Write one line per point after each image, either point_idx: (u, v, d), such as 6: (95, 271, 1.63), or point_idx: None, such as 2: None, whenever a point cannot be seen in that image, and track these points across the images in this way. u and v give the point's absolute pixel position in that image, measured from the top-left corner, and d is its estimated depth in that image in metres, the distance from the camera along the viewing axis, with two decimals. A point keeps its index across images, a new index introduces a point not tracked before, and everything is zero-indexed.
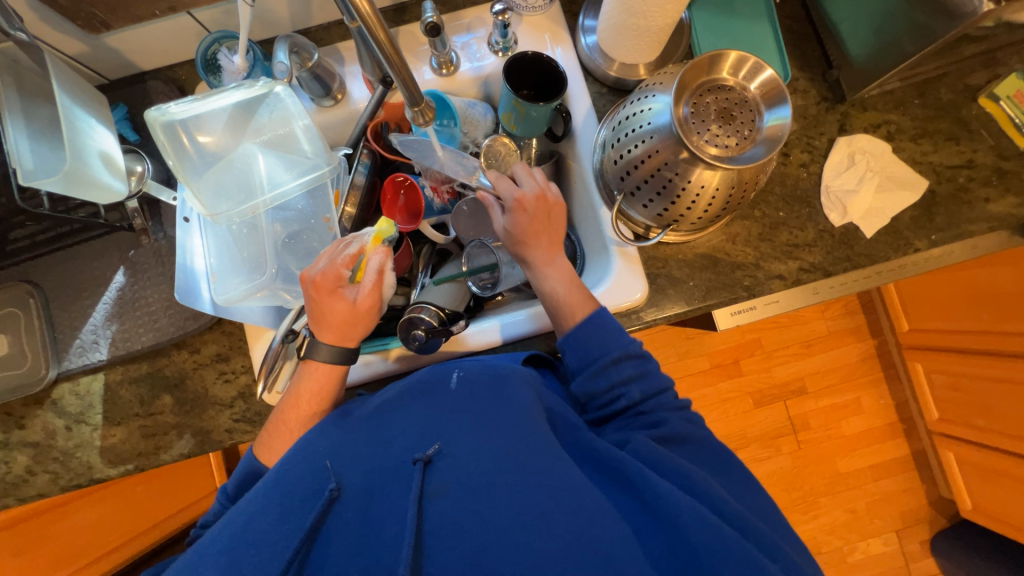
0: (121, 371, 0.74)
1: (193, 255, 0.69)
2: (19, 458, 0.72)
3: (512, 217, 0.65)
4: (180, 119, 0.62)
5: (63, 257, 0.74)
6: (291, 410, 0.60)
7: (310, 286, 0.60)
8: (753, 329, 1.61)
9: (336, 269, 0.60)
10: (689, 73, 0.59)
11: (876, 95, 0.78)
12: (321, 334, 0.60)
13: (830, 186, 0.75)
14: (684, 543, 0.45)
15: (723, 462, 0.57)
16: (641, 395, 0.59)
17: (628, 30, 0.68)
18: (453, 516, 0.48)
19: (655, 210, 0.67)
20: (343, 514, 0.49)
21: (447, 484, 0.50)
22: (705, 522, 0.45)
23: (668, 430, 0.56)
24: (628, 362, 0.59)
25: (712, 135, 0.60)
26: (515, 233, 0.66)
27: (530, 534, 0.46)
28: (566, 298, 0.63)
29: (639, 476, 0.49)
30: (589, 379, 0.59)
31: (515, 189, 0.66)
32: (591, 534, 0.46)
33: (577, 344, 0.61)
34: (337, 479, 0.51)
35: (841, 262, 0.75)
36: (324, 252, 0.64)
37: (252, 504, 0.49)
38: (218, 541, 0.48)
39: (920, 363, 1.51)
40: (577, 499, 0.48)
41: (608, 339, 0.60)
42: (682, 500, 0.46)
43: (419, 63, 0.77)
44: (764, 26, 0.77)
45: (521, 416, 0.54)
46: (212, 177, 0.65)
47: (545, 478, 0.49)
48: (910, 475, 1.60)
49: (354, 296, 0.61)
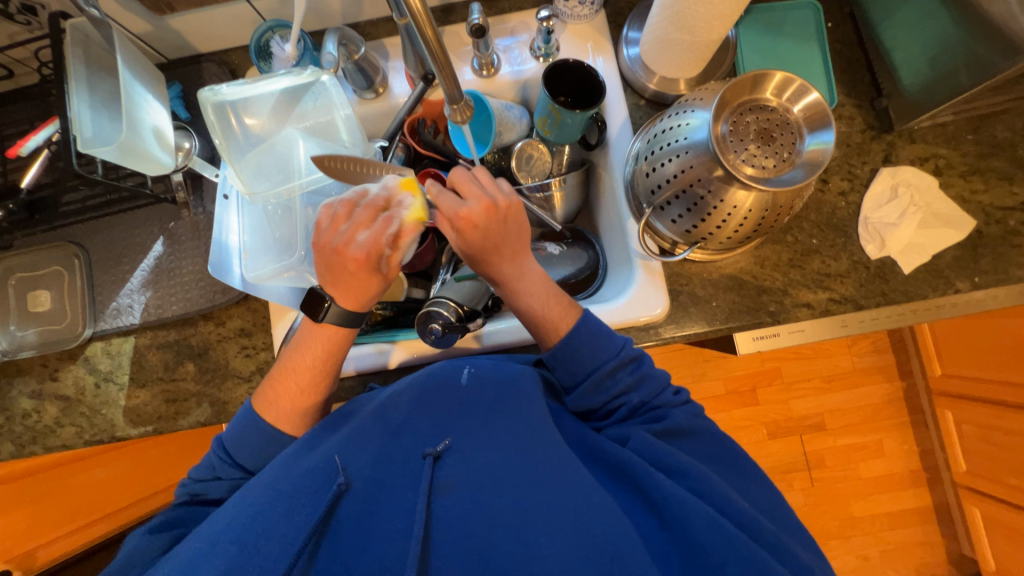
0: (150, 336, 0.77)
1: (228, 231, 0.71)
2: (49, 408, 0.76)
3: (461, 239, 0.57)
4: (230, 100, 0.65)
5: (109, 223, 0.78)
6: (294, 406, 0.61)
7: (347, 260, 0.55)
8: (774, 358, 1.56)
9: (378, 249, 0.55)
10: (730, 91, 0.58)
11: (926, 127, 0.75)
12: (341, 298, 0.59)
13: (869, 217, 0.73)
14: (691, 543, 0.44)
15: (738, 463, 0.55)
16: (642, 400, 0.58)
17: (671, 45, 0.67)
18: (461, 511, 0.48)
19: (684, 226, 0.66)
20: (354, 508, 0.49)
21: (456, 479, 0.50)
22: (711, 522, 0.44)
23: (671, 422, 0.55)
24: (622, 370, 0.58)
25: (749, 155, 0.59)
26: (471, 253, 0.59)
27: (537, 531, 0.46)
28: (545, 312, 0.60)
29: (645, 477, 0.49)
30: (583, 396, 0.58)
31: (457, 205, 0.56)
32: (597, 536, 0.45)
33: (565, 359, 0.58)
34: (346, 474, 0.51)
35: (874, 297, 0.72)
36: (359, 215, 0.56)
37: (263, 493, 0.50)
38: (227, 530, 0.48)
39: (950, 411, 1.44)
40: (582, 498, 0.48)
41: (598, 351, 0.58)
42: (687, 501, 0.46)
43: (461, 63, 0.79)
44: (812, 49, 0.75)
45: (527, 419, 0.55)
46: (254, 158, 0.68)
47: (550, 479, 0.49)
48: (929, 528, 1.53)
49: (387, 270, 0.58)
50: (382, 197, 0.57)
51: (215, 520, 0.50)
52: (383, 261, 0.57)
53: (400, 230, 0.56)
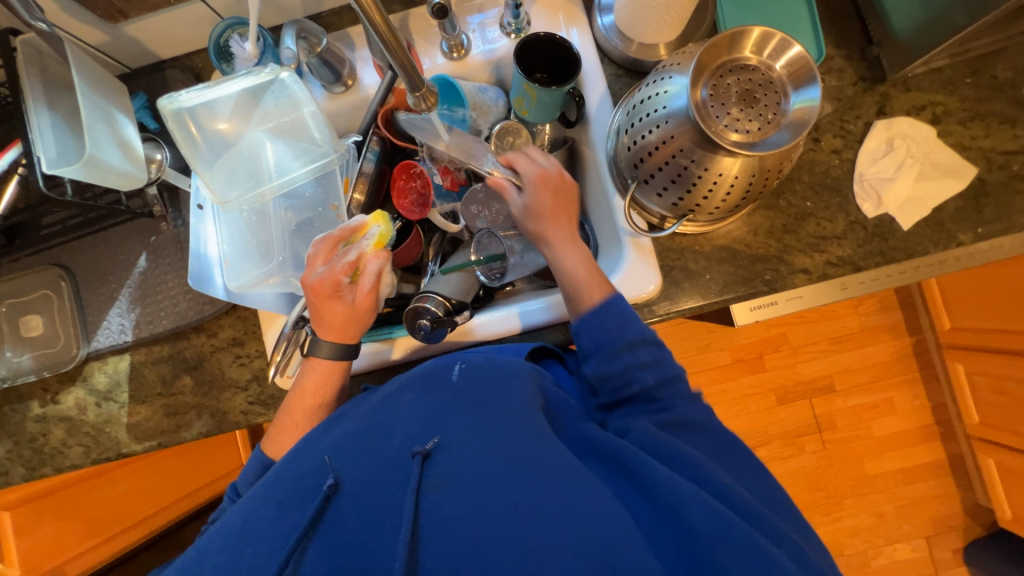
0: (145, 353, 0.77)
1: (205, 243, 0.70)
2: (54, 430, 0.78)
3: (534, 194, 0.64)
4: (188, 108, 0.62)
5: (91, 242, 0.78)
6: (296, 401, 0.62)
7: (310, 291, 0.61)
8: (779, 323, 1.54)
9: (335, 275, 0.61)
10: (708, 52, 0.55)
11: (920, 73, 0.71)
12: (321, 332, 0.62)
13: (864, 174, 0.70)
14: (682, 526, 0.44)
15: (744, 464, 0.54)
16: (656, 381, 0.57)
17: (646, 8, 0.64)
18: (449, 509, 0.47)
19: (670, 199, 0.64)
20: (342, 510, 0.49)
21: (444, 478, 0.49)
22: (705, 506, 0.44)
23: (677, 413, 0.54)
24: (645, 346, 0.58)
25: (732, 119, 0.56)
26: (534, 208, 0.64)
27: (527, 523, 0.45)
28: (585, 277, 0.61)
29: (640, 465, 0.48)
30: (603, 360, 0.58)
31: (536, 167, 0.66)
32: (588, 524, 0.44)
33: (590, 326, 0.59)
34: (335, 476, 0.51)
35: (873, 257, 0.70)
36: (320, 249, 0.63)
37: (252, 502, 0.51)
38: (218, 539, 0.49)
39: (961, 364, 1.42)
40: (574, 487, 0.47)
41: (624, 324, 0.58)
42: (682, 485, 0.45)
43: (429, 47, 0.76)
44: (797, 0, 0.71)
45: (516, 406, 0.53)
46: (222, 165, 0.66)
47: (540, 467, 0.48)
48: (944, 481, 1.52)
49: (352, 297, 0.62)
50: (348, 231, 0.65)
51: (212, 529, 0.51)
52: (345, 288, 0.61)
53: (360, 257, 0.63)
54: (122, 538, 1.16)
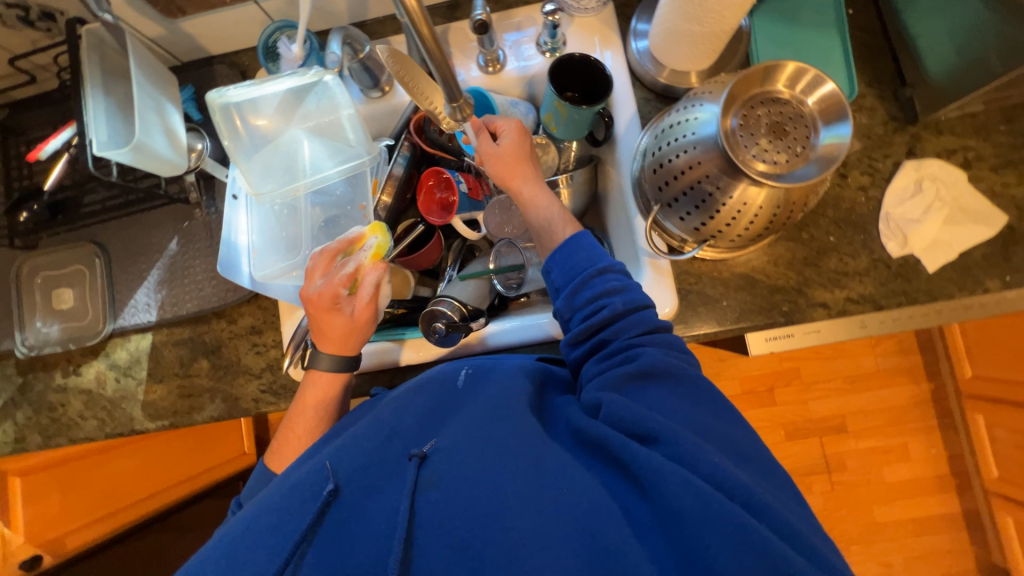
0: (166, 334, 0.79)
1: (236, 231, 0.71)
2: (73, 401, 0.80)
3: (515, 137, 0.66)
4: (236, 102, 0.65)
5: (127, 223, 0.81)
6: (298, 412, 0.62)
7: (309, 303, 0.62)
8: (793, 357, 1.52)
9: (333, 287, 0.62)
10: (739, 84, 0.56)
11: (953, 118, 0.71)
12: (320, 345, 0.63)
13: (891, 213, 0.69)
14: (670, 513, 0.42)
15: (728, 414, 0.51)
16: (624, 306, 0.55)
17: (679, 36, 0.66)
18: (444, 507, 0.47)
19: (692, 224, 0.65)
20: (344, 512, 0.49)
21: (439, 475, 0.49)
22: (689, 486, 0.41)
23: (645, 362, 0.51)
24: (613, 275, 0.57)
25: (760, 150, 0.56)
26: (517, 150, 0.66)
27: (515, 515, 0.45)
28: (564, 215, 0.64)
29: (621, 448, 0.46)
30: (574, 293, 0.57)
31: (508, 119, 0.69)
32: (579, 516, 0.44)
33: (563, 261, 0.59)
34: (335, 479, 0.50)
35: (895, 296, 0.69)
36: (318, 263, 0.64)
37: (253, 509, 0.50)
38: (216, 549, 0.48)
39: (981, 415, 1.38)
40: (563, 482, 0.46)
41: (595, 253, 0.59)
42: (664, 466, 0.43)
43: (466, 60, 0.78)
44: (832, 38, 0.72)
45: (506, 407, 0.54)
46: (260, 159, 0.68)
47: (533, 466, 0.48)
48: (957, 535, 1.47)
49: (351, 309, 0.63)
50: (347, 244, 0.67)
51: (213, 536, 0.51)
52: (342, 300, 0.63)
53: (358, 269, 0.65)
54: (123, 515, 1.17)
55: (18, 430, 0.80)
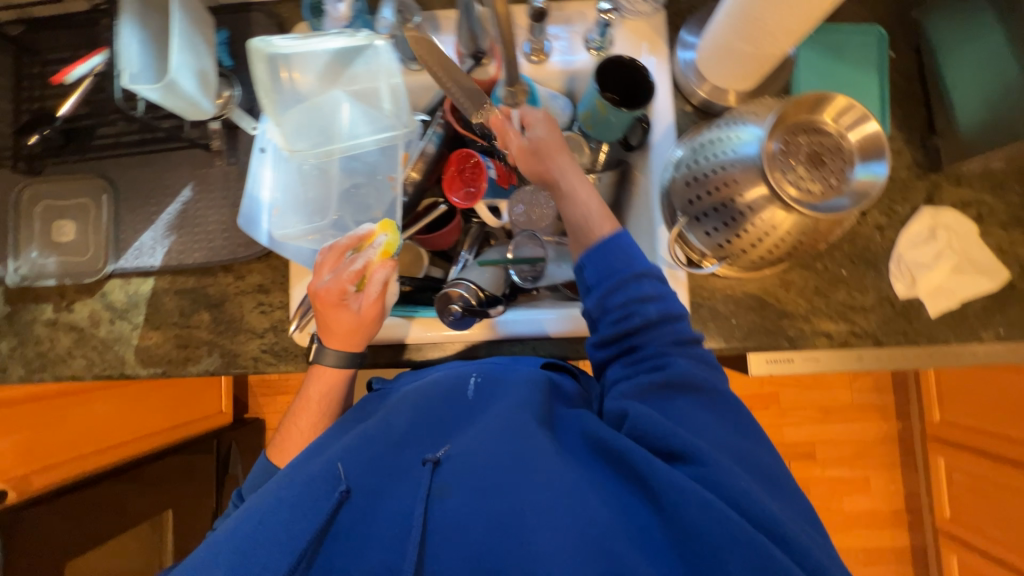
0: (169, 281, 0.77)
1: (260, 185, 0.69)
2: (62, 338, 0.77)
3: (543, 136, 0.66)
4: (283, 53, 0.63)
5: (140, 162, 0.78)
6: (301, 405, 0.64)
7: (316, 298, 0.61)
8: (773, 382, 1.56)
9: (340, 283, 0.61)
10: (788, 108, 0.57)
11: (974, 171, 0.74)
12: (327, 339, 0.63)
13: (903, 255, 0.72)
14: (687, 530, 0.43)
15: (754, 436, 0.53)
16: (657, 314, 0.56)
17: (730, 54, 0.66)
18: (457, 514, 0.48)
19: (717, 240, 0.65)
20: (356, 511, 0.50)
21: (452, 483, 0.50)
22: (710, 510, 0.43)
23: (675, 371, 0.53)
24: (648, 280, 0.57)
25: (796, 177, 0.57)
26: (544, 148, 0.65)
27: (532, 528, 0.46)
28: (596, 213, 0.62)
29: (642, 463, 0.48)
30: (606, 294, 0.57)
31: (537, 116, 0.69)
32: (594, 530, 0.45)
33: (597, 259, 0.59)
34: (347, 481, 0.51)
35: (896, 335, 0.72)
36: (326, 257, 0.63)
37: (263, 506, 0.50)
38: (230, 540, 0.49)
39: (943, 458, 1.44)
40: (578, 495, 0.47)
41: (631, 258, 0.58)
42: (685, 487, 0.44)
43: (512, 46, 0.77)
44: (870, 77, 0.74)
45: (517, 419, 0.54)
46: (297, 115, 0.67)
47: (545, 477, 0.49)
48: (903, 568, 1.54)
49: (358, 306, 0.62)
50: (355, 238, 0.65)
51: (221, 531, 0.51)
52: (350, 297, 0.62)
53: (365, 265, 0.62)
54: (90, 459, 1.14)
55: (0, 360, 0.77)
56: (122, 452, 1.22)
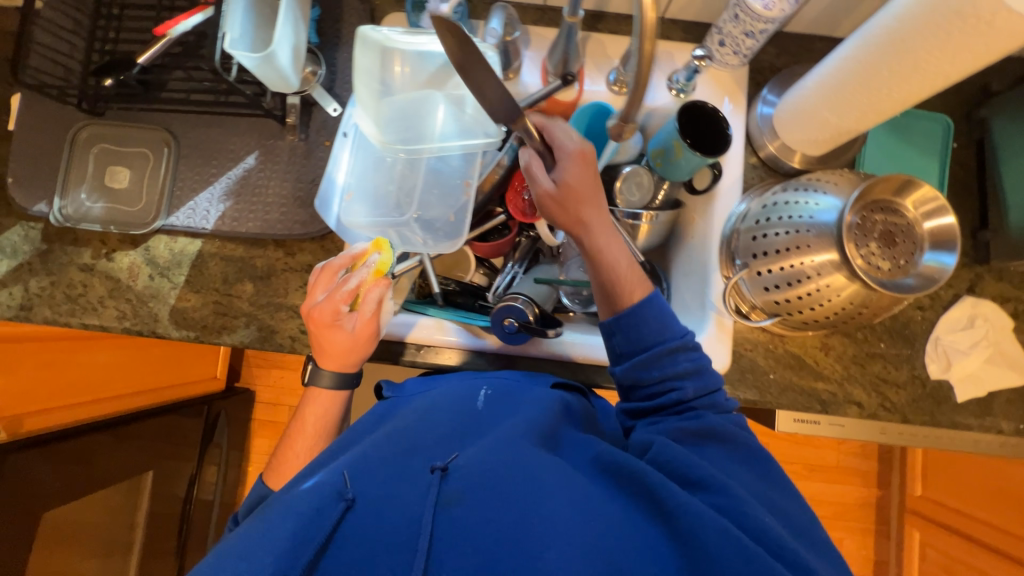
0: (217, 246, 0.76)
1: (339, 168, 0.70)
2: (96, 286, 0.75)
3: (572, 174, 0.59)
4: (400, 48, 0.65)
5: (207, 121, 0.77)
6: (297, 428, 0.63)
7: (309, 320, 0.61)
8: (767, 434, 1.59)
9: (333, 303, 0.60)
10: (873, 184, 0.59)
11: (1016, 269, 0.77)
12: (321, 360, 0.62)
13: (941, 338, 0.74)
14: (703, 556, 0.40)
15: (773, 476, 0.52)
16: (693, 393, 0.56)
17: (813, 120, 0.68)
18: (468, 523, 0.42)
19: (775, 297, 0.67)
20: (361, 518, 0.44)
21: (463, 492, 0.45)
22: (728, 535, 0.40)
23: (704, 423, 0.53)
24: (683, 355, 0.57)
25: (868, 252, 0.60)
26: (572, 191, 0.59)
27: (543, 542, 0.41)
28: (625, 274, 0.60)
29: (659, 486, 0.45)
30: (637, 367, 0.57)
31: (567, 141, 0.61)
32: (607, 548, 0.41)
33: (630, 326, 0.58)
34: (352, 489, 0.46)
35: (923, 413, 0.74)
36: (320, 279, 0.62)
37: (269, 516, 0.45)
38: (233, 550, 0.43)
39: (918, 531, 1.48)
40: (590, 511, 0.44)
41: (665, 328, 0.58)
42: (705, 512, 0.42)
43: (598, 73, 0.79)
44: (933, 164, 0.77)
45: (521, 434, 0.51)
46: (394, 108, 0.68)
47: (555, 492, 0.44)
48: None
49: (352, 326, 0.61)
50: (352, 258, 0.64)
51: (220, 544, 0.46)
52: (344, 317, 0.60)
53: (361, 285, 0.61)
54: (83, 409, 1.10)
55: (27, 298, 0.75)
56: (112, 406, 1.18)
